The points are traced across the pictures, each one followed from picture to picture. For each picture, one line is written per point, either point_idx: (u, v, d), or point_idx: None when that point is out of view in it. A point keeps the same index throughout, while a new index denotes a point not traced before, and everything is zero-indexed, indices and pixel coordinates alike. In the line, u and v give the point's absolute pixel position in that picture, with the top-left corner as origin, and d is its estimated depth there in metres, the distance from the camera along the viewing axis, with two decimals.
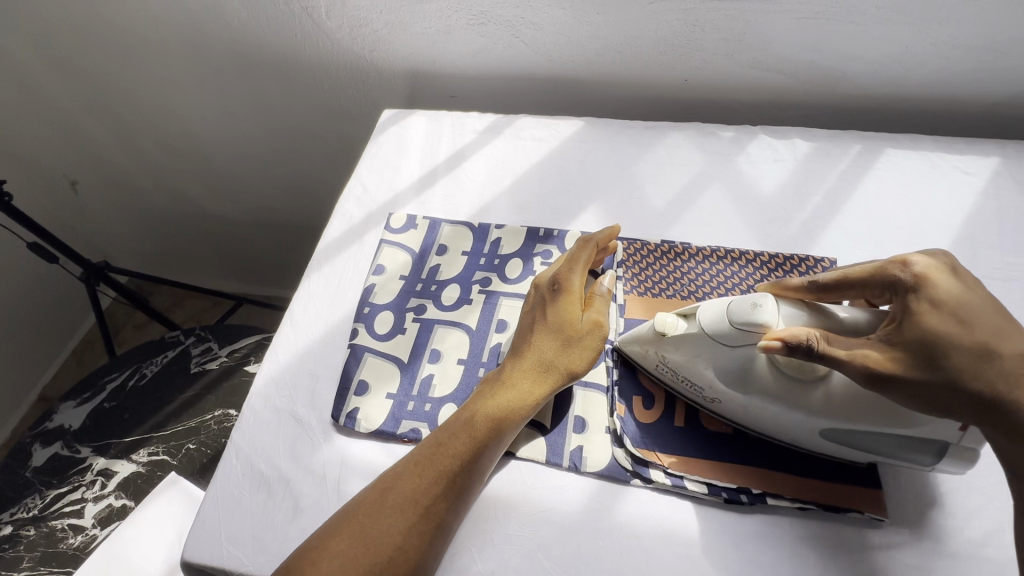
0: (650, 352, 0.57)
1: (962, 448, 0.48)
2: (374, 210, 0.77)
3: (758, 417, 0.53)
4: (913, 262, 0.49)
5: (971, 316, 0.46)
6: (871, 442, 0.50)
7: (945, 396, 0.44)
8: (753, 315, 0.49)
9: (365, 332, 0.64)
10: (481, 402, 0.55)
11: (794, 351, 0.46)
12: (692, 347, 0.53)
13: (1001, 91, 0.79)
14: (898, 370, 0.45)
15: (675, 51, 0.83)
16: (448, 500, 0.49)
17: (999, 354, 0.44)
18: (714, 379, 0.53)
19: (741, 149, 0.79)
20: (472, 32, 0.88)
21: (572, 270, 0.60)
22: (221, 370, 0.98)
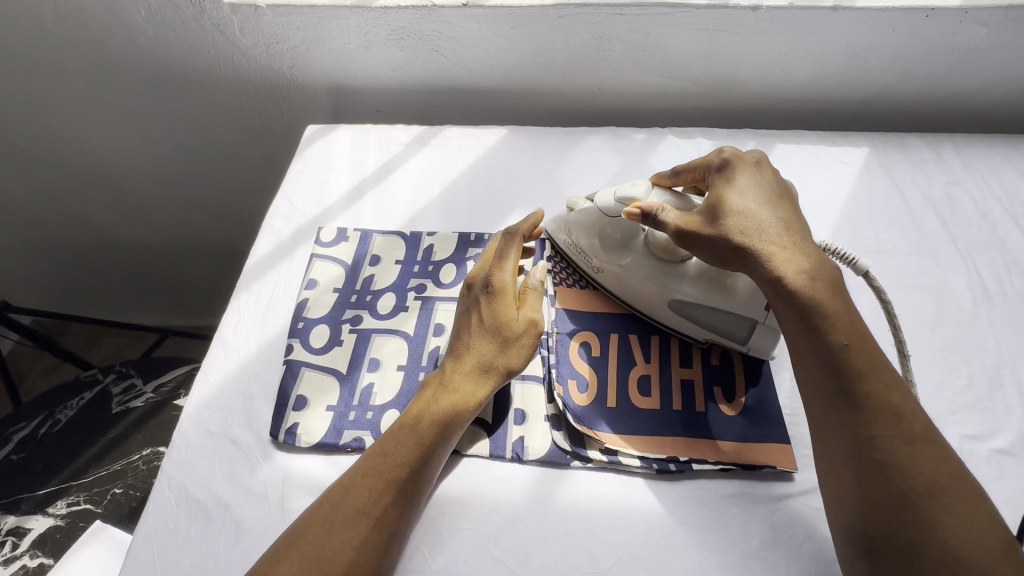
0: (561, 242, 0.70)
1: (767, 326, 0.59)
2: (303, 225, 0.77)
3: (627, 289, 0.65)
4: (728, 152, 0.63)
5: (755, 194, 0.58)
6: (708, 317, 0.62)
7: (726, 245, 0.56)
8: (631, 188, 0.62)
9: (301, 347, 0.64)
10: (423, 407, 0.55)
11: (642, 219, 0.60)
12: (587, 224, 0.66)
13: (868, 91, 0.89)
14: (700, 229, 0.57)
15: (586, 62, 0.88)
16: (401, 504, 0.50)
17: (762, 218, 0.56)
18: (600, 249, 0.65)
19: (652, 149, 0.86)
20: (392, 46, 0.89)
21: (504, 267, 0.60)
22: (146, 406, 1.11)
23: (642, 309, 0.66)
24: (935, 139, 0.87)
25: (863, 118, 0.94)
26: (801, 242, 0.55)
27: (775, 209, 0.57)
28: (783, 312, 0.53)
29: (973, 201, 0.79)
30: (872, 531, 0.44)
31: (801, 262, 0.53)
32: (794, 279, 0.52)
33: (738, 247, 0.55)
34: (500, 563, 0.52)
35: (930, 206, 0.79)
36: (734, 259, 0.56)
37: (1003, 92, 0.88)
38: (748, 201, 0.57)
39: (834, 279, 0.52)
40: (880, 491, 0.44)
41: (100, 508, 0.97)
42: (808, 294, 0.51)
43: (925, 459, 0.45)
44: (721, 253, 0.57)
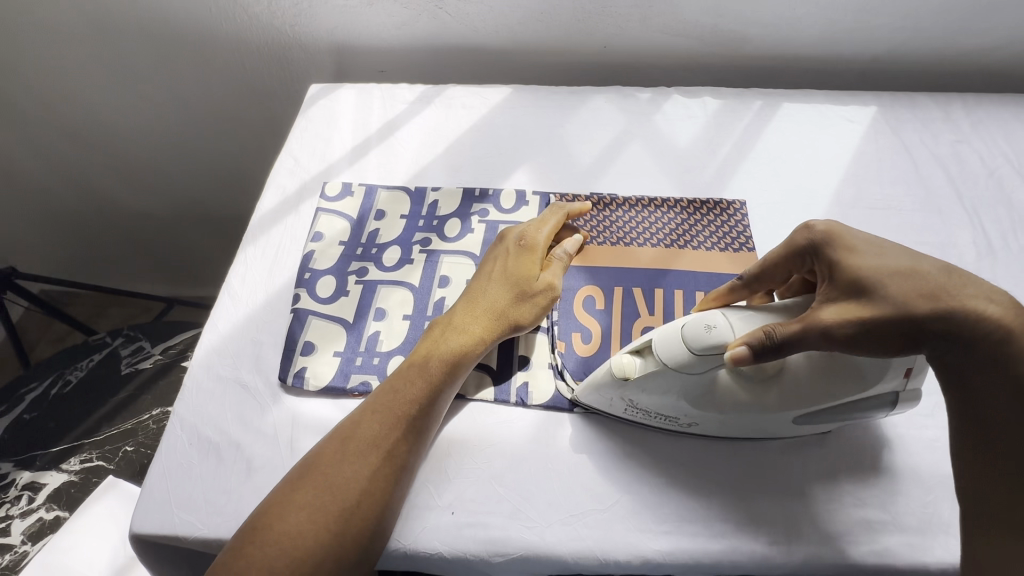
0: (613, 404, 0.55)
1: (907, 394, 0.51)
2: (308, 181, 0.77)
3: (734, 428, 0.54)
4: (812, 224, 0.51)
5: (889, 251, 0.47)
6: (842, 415, 0.52)
7: (908, 326, 0.43)
8: (710, 338, 0.48)
9: (308, 296, 0.65)
10: (434, 346, 0.56)
11: (760, 353, 0.45)
12: (653, 389, 0.52)
13: (876, 50, 0.88)
14: (866, 316, 0.44)
15: (591, 19, 0.87)
16: (410, 438, 0.51)
17: (925, 273, 0.45)
18: (692, 407, 0.52)
19: (658, 108, 0.86)
20: (396, 3, 0.88)
21: (540, 231, 0.64)
22: (155, 368, 1.12)
23: (754, 435, 0.55)
24: (945, 98, 0.86)
25: (871, 78, 0.93)
26: (977, 282, 0.45)
27: (920, 259, 0.46)
28: (978, 372, 0.43)
29: (980, 159, 0.79)
30: None
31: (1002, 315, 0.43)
32: (1007, 321, 0.42)
33: (927, 323, 0.43)
34: (504, 500, 0.53)
35: (937, 163, 0.79)
36: (927, 337, 0.43)
37: (1014, 49, 0.86)
38: (888, 261, 0.46)
39: None
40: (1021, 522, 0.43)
41: (113, 465, 1.00)
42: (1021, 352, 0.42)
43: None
44: (905, 335, 0.44)
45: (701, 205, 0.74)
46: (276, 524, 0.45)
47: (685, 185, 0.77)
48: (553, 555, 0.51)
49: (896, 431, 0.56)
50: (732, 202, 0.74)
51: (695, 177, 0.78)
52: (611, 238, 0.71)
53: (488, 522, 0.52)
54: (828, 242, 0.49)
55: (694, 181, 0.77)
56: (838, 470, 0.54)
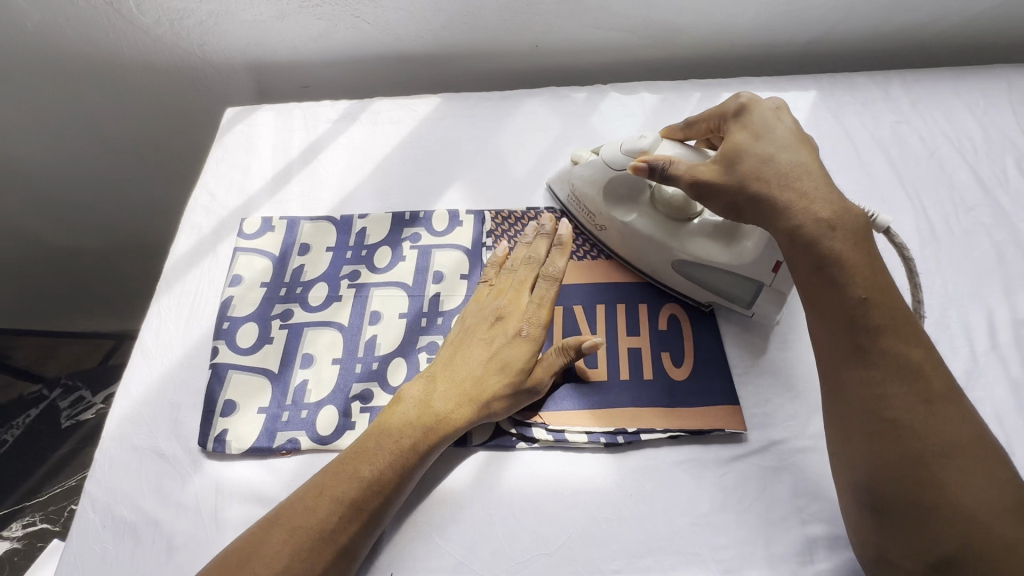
0: (569, 193, 0.69)
1: (774, 291, 0.58)
2: (225, 217, 0.72)
3: (628, 244, 0.64)
4: (745, 96, 0.58)
5: (772, 137, 0.53)
6: (708, 280, 0.61)
7: (739, 195, 0.52)
8: (640, 142, 0.60)
9: (227, 348, 0.60)
10: (408, 424, 0.51)
11: (649, 174, 0.56)
12: (592, 180, 0.65)
13: (812, 31, 0.86)
14: (715, 180, 0.53)
15: (518, 18, 0.83)
16: (371, 527, 0.48)
17: (777, 161, 0.51)
18: (604, 205, 0.64)
19: (594, 108, 0.82)
20: (309, 15, 0.83)
21: (540, 313, 0.58)
22: (97, 418, 1.07)
23: (643, 268, 0.65)
24: (882, 77, 0.85)
25: (810, 60, 0.91)
26: (816, 184, 0.50)
27: (793, 152, 0.52)
28: (795, 257, 0.50)
29: (921, 139, 0.77)
30: (881, 492, 0.43)
31: (819, 210, 0.49)
32: (815, 220, 0.49)
33: (754, 196, 0.51)
34: (448, 553, 0.50)
35: (878, 147, 0.77)
36: (748, 210, 0.52)
37: (949, 22, 0.85)
38: (766, 144, 0.53)
39: (860, 227, 0.49)
40: (884, 449, 0.43)
41: (59, 527, 0.95)
42: (829, 248, 0.48)
43: (952, 423, 0.43)
44: (733, 203, 0.53)
45: None
46: None
47: None
48: None
49: None
50: None
51: None
52: None
53: None
54: (743, 113, 0.56)
55: None
56: (789, 485, 0.53)
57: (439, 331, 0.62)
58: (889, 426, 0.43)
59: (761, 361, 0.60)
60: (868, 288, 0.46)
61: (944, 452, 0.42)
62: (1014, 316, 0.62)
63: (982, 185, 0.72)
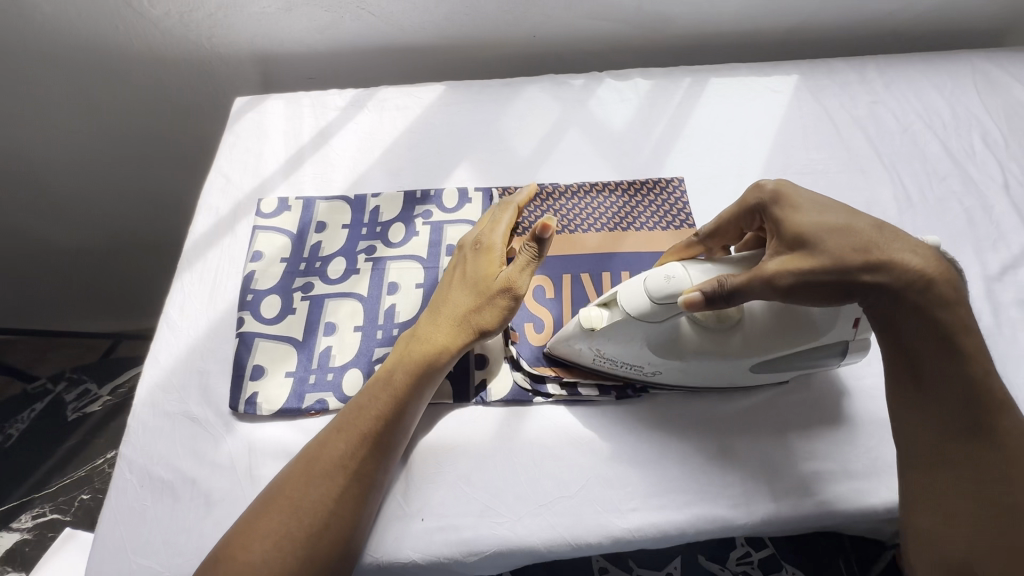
0: (585, 355, 0.57)
1: (857, 341, 0.55)
2: (241, 199, 0.75)
3: (697, 374, 0.56)
4: (765, 183, 0.52)
5: (832, 210, 0.48)
6: (794, 364, 0.55)
7: (842, 277, 0.45)
8: (670, 288, 0.49)
9: (252, 319, 0.63)
10: (399, 359, 0.55)
11: (713, 301, 0.47)
12: (622, 337, 0.53)
13: (791, 20, 0.91)
14: (804, 269, 0.46)
15: (517, 9, 0.87)
16: (376, 453, 0.50)
17: (858, 229, 0.46)
18: (650, 356, 0.54)
19: (591, 93, 0.86)
20: (316, 7, 0.86)
21: (495, 229, 0.60)
22: (104, 410, 1.07)
23: (721, 383, 0.58)
24: (858, 62, 0.91)
25: (790, 48, 0.96)
26: (908, 237, 0.46)
27: (860, 217, 0.47)
28: (908, 327, 0.46)
29: (895, 118, 0.83)
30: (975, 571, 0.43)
31: (917, 261, 0.45)
32: (926, 278, 0.45)
33: (861, 272, 0.45)
34: (474, 499, 0.53)
35: (856, 125, 0.82)
36: (857, 290, 0.46)
37: (918, 11, 0.91)
38: (829, 216, 0.47)
39: (954, 279, 0.45)
40: (978, 531, 0.43)
41: (69, 516, 0.95)
42: (940, 313, 0.45)
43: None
44: (839, 287, 0.46)
45: (641, 186, 0.75)
46: (240, 554, 0.44)
47: (623, 166, 0.78)
48: (527, 547, 0.51)
49: (838, 384, 0.59)
50: (670, 180, 0.76)
51: (633, 158, 0.79)
52: (556, 228, 0.71)
53: (460, 523, 0.52)
54: (778, 199, 0.50)
55: (632, 163, 0.78)
56: (788, 428, 0.57)
57: None
58: (995, 507, 0.43)
59: None
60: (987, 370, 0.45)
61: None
62: (986, 273, 0.67)
63: (952, 157, 0.78)
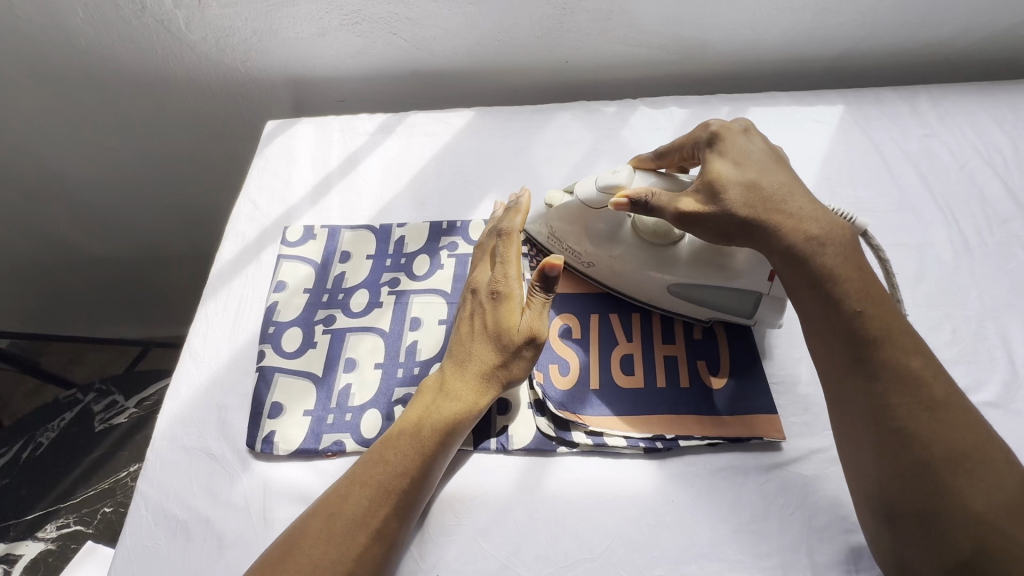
0: (546, 240, 0.68)
1: (773, 300, 0.59)
2: (268, 226, 0.74)
3: (621, 280, 0.64)
4: (713, 124, 0.59)
5: (750, 163, 0.55)
6: (711, 299, 0.61)
7: (732, 223, 0.53)
8: (613, 178, 0.59)
9: (273, 352, 0.62)
10: (426, 413, 0.53)
11: (636, 207, 0.55)
12: (571, 220, 0.64)
13: (838, 48, 0.87)
14: (704, 209, 0.54)
15: (551, 35, 0.85)
16: (400, 511, 0.49)
17: (761, 186, 0.53)
18: (589, 244, 0.64)
19: (624, 122, 0.84)
20: (348, 32, 0.86)
21: (509, 273, 0.58)
22: (130, 422, 1.09)
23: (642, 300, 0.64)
24: (909, 92, 0.86)
25: (835, 75, 0.92)
26: (808, 204, 0.53)
27: (771, 176, 0.55)
28: (791, 276, 0.52)
29: (950, 153, 0.78)
30: None
31: (811, 227, 0.51)
32: (806, 242, 0.51)
33: (746, 221, 0.53)
34: (491, 556, 0.51)
35: (908, 160, 0.78)
36: (742, 236, 0.54)
37: (976, 38, 0.86)
38: (746, 171, 0.55)
39: (849, 245, 0.51)
40: (932, 500, 0.42)
41: (91, 529, 0.96)
42: (823, 267, 0.50)
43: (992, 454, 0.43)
44: (727, 230, 0.54)
45: None
46: None
47: None
48: None
49: None
50: None
51: None
52: None
53: None
54: (716, 141, 0.57)
55: None
56: (831, 494, 0.53)
57: None
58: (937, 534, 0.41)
59: (797, 370, 0.60)
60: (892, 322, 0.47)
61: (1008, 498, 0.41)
62: None
63: (1015, 196, 0.73)
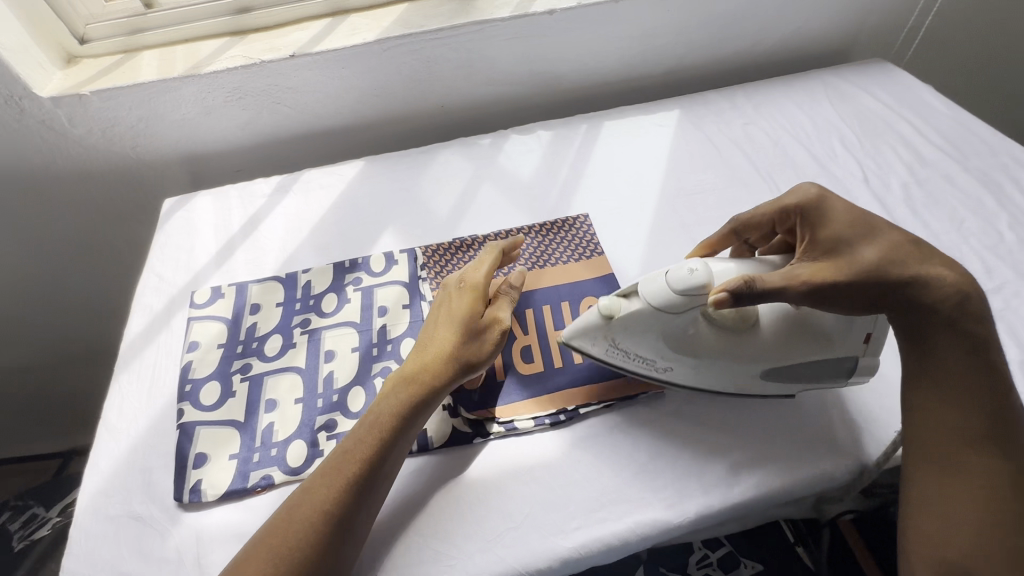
0: (616, 353, 0.60)
1: (863, 363, 0.59)
2: (175, 294, 0.77)
3: (705, 378, 0.60)
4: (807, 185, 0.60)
5: (848, 214, 0.56)
6: (808, 375, 0.59)
7: (858, 287, 0.53)
8: (693, 278, 0.54)
9: (192, 408, 0.64)
10: (388, 398, 0.57)
11: (739, 299, 0.51)
12: (622, 330, 0.58)
13: (665, 65, 1.04)
14: (829, 276, 0.53)
15: (421, 85, 0.97)
16: (363, 491, 0.52)
17: (875, 235, 0.56)
18: (664, 347, 0.58)
19: (499, 150, 0.95)
20: (234, 107, 0.93)
21: (479, 270, 0.66)
22: (56, 532, 1.02)
23: (723, 389, 0.61)
24: (728, 92, 1.03)
25: (670, 87, 1.09)
26: (899, 236, 0.56)
27: (878, 222, 0.56)
28: (916, 315, 0.54)
29: (765, 134, 0.94)
30: None
31: (936, 265, 0.54)
32: (956, 293, 0.53)
33: (881, 281, 0.53)
34: (424, 547, 0.55)
35: (734, 145, 0.93)
36: (875, 292, 0.53)
37: (768, 44, 1.06)
38: (843, 216, 0.56)
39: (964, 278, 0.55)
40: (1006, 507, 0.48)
41: None
42: (948, 295, 0.53)
43: (989, 466, 0.50)
44: (852, 291, 0.53)
45: (552, 227, 0.81)
46: None
47: (534, 211, 0.85)
48: None
49: None
50: (575, 219, 0.82)
51: (543, 201, 0.86)
52: None
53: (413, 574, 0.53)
54: (823, 199, 0.58)
55: (542, 206, 0.86)
56: (708, 425, 0.61)
57: (390, 357, 0.69)
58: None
59: None
60: (947, 355, 0.53)
61: (942, 471, 0.50)
62: None
63: (817, 161, 0.89)
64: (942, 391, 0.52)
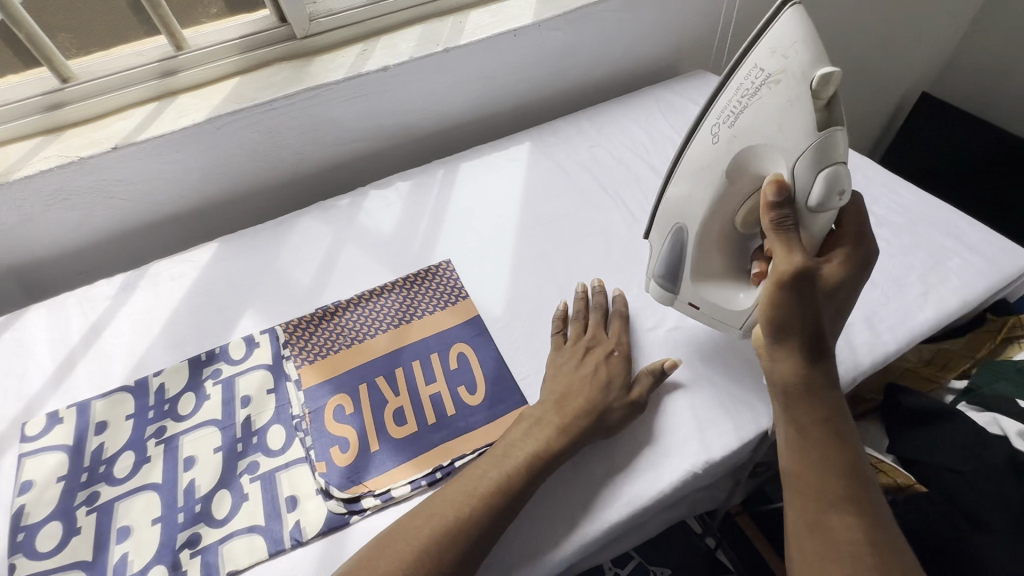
0: (760, 53, 0.53)
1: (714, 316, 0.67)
2: (5, 429, 0.69)
3: (680, 179, 0.62)
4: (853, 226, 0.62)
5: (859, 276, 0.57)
6: (699, 262, 0.64)
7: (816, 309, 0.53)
8: (831, 199, 0.52)
9: (28, 559, 0.57)
10: (488, 464, 0.57)
11: (781, 208, 0.53)
12: (775, 103, 0.52)
13: (511, 102, 1.09)
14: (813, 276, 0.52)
15: (268, 156, 0.95)
16: (483, 539, 0.52)
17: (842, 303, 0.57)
18: (744, 150, 0.56)
19: (359, 208, 0.94)
20: (60, 209, 0.86)
21: (616, 337, 0.69)
22: None
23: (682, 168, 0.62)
24: (573, 118, 1.09)
25: (522, 120, 1.14)
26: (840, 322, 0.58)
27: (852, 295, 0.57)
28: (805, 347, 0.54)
29: (610, 154, 1.01)
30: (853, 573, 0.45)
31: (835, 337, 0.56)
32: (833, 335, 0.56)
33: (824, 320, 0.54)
34: None
35: (583, 168, 0.98)
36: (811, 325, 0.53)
37: (602, 71, 1.14)
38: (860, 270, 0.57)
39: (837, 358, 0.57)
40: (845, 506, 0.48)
41: None
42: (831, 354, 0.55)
43: (860, 530, 0.47)
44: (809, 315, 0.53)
45: (416, 278, 0.82)
46: None
47: (398, 265, 0.85)
48: None
49: None
50: (438, 266, 0.84)
51: (406, 254, 0.86)
52: (347, 342, 0.75)
53: None
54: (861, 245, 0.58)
55: (406, 259, 0.86)
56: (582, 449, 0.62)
57: (256, 449, 0.65)
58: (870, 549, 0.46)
59: (535, 361, 0.71)
60: (819, 409, 0.52)
61: (811, 526, 0.49)
62: None
63: (657, 172, 0.96)
64: (813, 444, 0.51)
